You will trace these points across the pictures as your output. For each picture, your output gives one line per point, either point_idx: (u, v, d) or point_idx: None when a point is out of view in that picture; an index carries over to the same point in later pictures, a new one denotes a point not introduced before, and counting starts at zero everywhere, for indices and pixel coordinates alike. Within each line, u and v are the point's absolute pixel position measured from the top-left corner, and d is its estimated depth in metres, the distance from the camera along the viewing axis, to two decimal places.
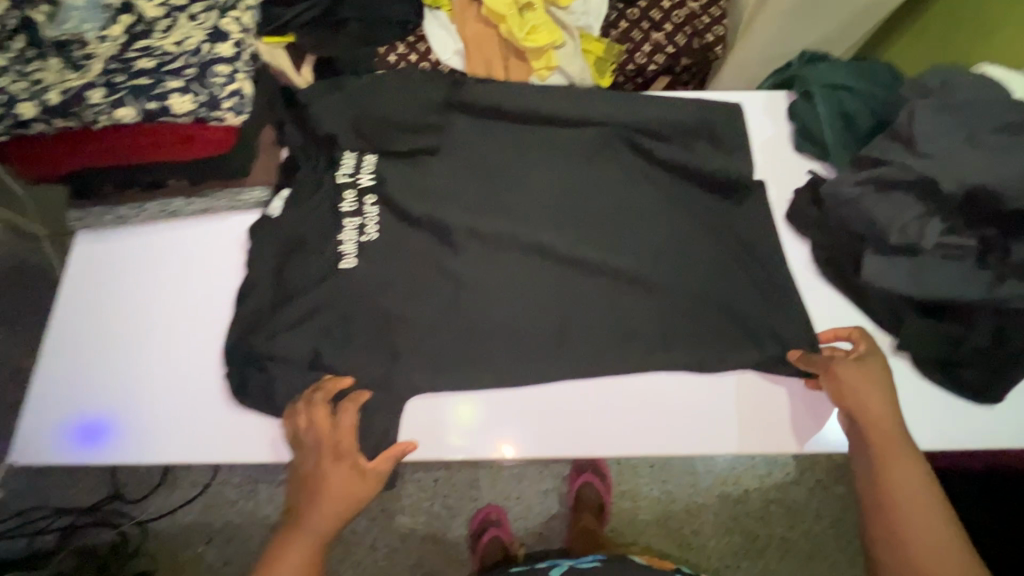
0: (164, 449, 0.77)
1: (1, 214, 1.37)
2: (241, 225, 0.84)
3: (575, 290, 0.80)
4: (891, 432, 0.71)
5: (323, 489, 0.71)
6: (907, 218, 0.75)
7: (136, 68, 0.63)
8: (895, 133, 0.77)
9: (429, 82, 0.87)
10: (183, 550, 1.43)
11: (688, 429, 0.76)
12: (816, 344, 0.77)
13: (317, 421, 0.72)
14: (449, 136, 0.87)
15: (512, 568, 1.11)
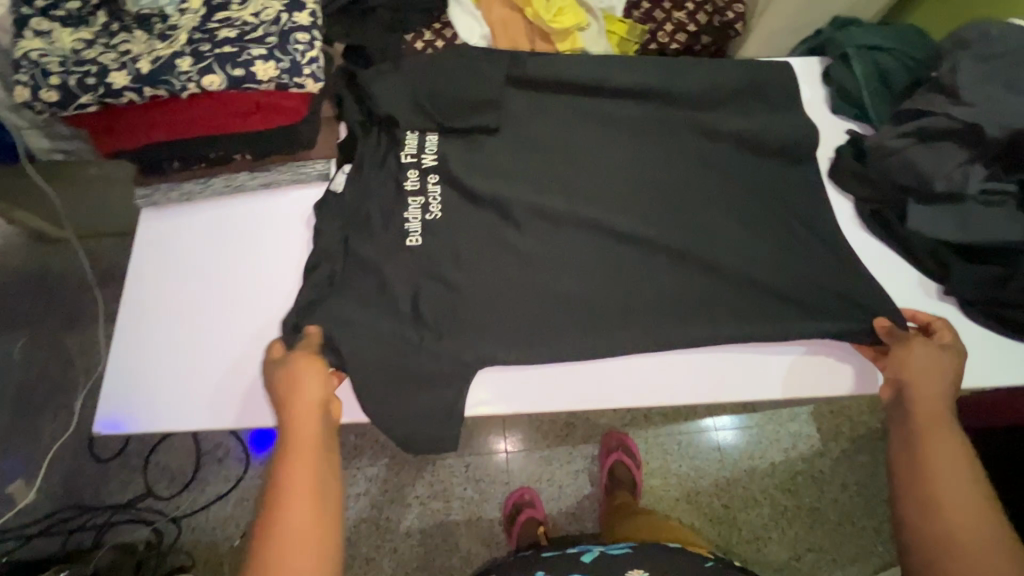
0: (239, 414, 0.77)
1: (34, 208, 1.37)
2: (302, 197, 0.86)
3: (631, 247, 0.83)
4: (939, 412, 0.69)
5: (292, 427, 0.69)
6: (952, 165, 0.78)
7: (220, 38, 0.66)
8: (934, 85, 0.81)
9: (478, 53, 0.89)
10: (220, 544, 1.38)
11: (753, 377, 0.79)
12: (868, 290, 0.80)
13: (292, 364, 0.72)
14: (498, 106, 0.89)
15: (542, 553, 0.93)
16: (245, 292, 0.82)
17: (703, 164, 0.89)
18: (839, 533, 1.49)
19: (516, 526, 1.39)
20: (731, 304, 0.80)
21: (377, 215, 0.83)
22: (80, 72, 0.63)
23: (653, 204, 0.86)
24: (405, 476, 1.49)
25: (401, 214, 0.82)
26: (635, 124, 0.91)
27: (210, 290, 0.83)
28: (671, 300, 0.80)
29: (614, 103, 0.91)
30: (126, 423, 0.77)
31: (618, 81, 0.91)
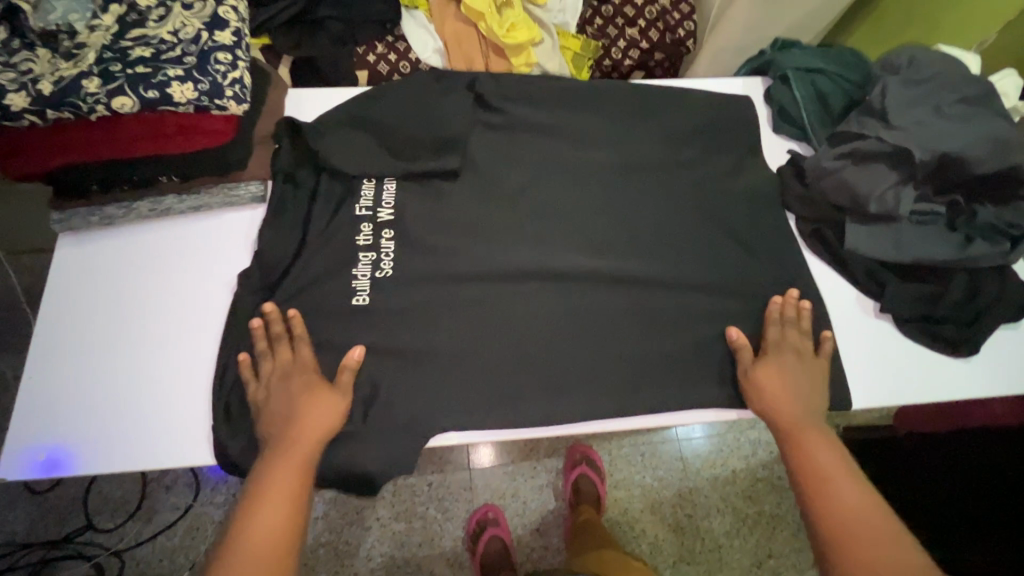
0: (161, 453, 0.71)
1: None
2: (238, 222, 0.82)
3: (577, 269, 0.82)
4: (800, 425, 0.72)
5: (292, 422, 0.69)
6: (885, 185, 0.79)
7: (133, 57, 0.62)
8: (868, 108, 0.82)
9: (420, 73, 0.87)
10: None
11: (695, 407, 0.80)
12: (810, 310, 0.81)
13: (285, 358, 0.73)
14: (440, 125, 0.87)
15: None
16: (171, 321, 0.77)
17: (651, 182, 0.88)
18: (798, 538, 1.52)
19: (480, 545, 1.37)
20: (676, 325, 0.80)
21: (316, 237, 0.80)
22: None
23: (601, 224, 0.85)
24: (366, 498, 1.45)
25: (349, 276, 0.77)
26: (582, 142, 0.90)
27: (136, 320, 0.77)
28: (615, 322, 0.80)
29: (560, 122, 0.91)
30: (37, 467, 0.70)
31: (563, 102, 0.92)
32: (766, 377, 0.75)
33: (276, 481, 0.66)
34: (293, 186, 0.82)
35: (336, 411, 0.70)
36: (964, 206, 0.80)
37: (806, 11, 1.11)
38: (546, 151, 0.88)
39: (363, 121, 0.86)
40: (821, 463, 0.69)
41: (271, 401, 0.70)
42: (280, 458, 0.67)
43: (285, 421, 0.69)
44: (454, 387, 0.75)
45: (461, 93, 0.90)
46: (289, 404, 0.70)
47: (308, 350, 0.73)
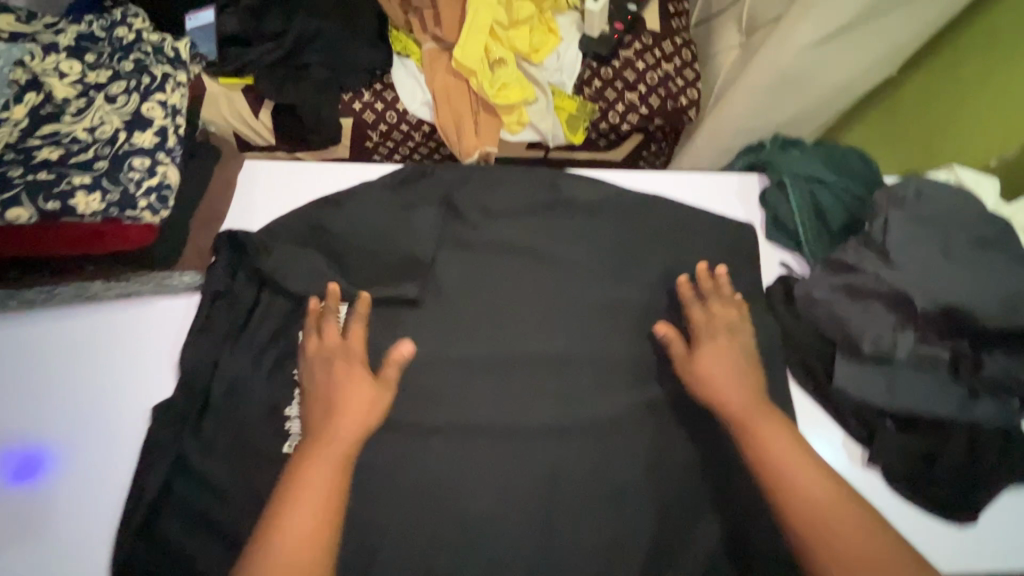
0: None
1: None
2: (168, 311, 0.76)
3: (532, 390, 0.76)
4: (750, 411, 0.68)
5: (338, 403, 0.67)
6: (883, 326, 0.72)
7: (38, 160, 0.56)
8: (867, 239, 0.74)
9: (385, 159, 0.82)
10: None
11: None
12: None
13: (329, 338, 0.71)
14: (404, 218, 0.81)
15: None
16: (81, 421, 0.71)
17: (626, 291, 0.81)
18: None
19: None
20: (636, 462, 0.73)
21: (255, 340, 0.75)
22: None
23: (564, 338, 0.78)
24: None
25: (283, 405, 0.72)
26: (552, 242, 0.83)
27: (41, 418, 0.71)
28: (568, 455, 0.73)
29: (530, 220, 0.85)
30: None
31: (536, 196, 0.86)
32: (710, 371, 0.71)
33: (311, 472, 0.62)
34: (239, 278, 0.77)
35: (377, 401, 0.67)
36: (971, 355, 0.71)
37: (819, 99, 1.01)
38: (515, 252, 0.83)
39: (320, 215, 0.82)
40: (774, 448, 0.65)
41: (321, 387, 0.69)
42: (313, 450, 0.63)
43: (326, 406, 0.67)
44: (384, 521, 0.69)
45: (429, 190, 0.86)
46: (332, 391, 0.67)
47: (360, 330, 0.72)
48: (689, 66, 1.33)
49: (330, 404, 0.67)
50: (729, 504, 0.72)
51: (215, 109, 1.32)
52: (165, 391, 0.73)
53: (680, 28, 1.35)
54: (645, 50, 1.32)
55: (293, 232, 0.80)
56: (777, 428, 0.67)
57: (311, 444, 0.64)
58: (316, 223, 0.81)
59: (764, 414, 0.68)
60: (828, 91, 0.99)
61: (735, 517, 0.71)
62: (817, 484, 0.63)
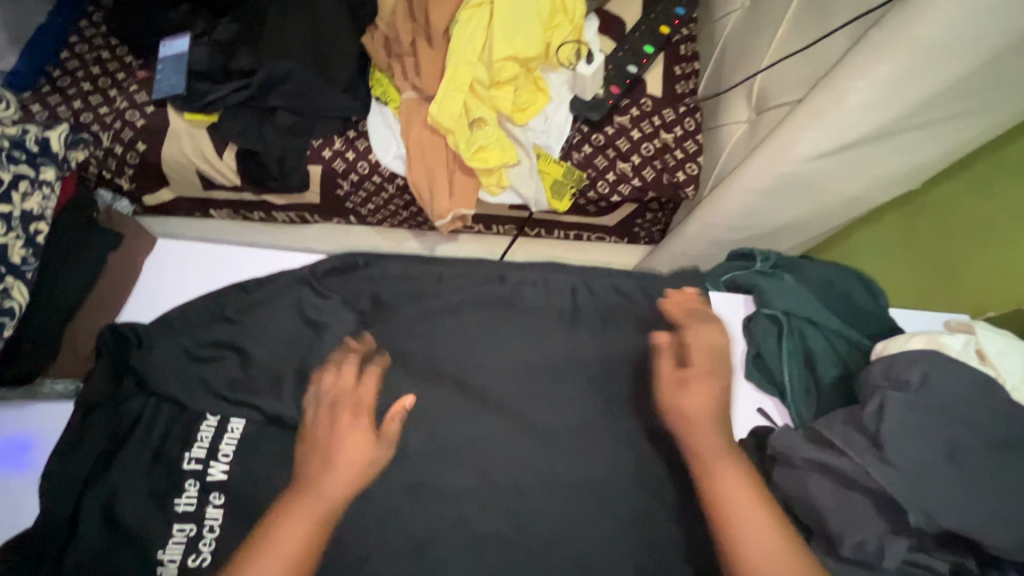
0: None
1: None
2: (34, 426, 0.66)
3: (436, 561, 0.62)
4: (705, 435, 0.61)
5: (329, 458, 0.56)
6: (870, 529, 0.58)
7: None
8: (856, 419, 0.61)
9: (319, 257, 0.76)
10: None
11: None
12: None
13: (330, 381, 0.63)
14: (333, 327, 0.73)
15: None
16: None
17: (571, 429, 0.71)
18: None
19: None
20: None
21: (135, 460, 0.65)
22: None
23: (487, 491, 0.67)
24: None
25: (152, 548, 0.61)
26: (486, 370, 0.74)
27: None
28: None
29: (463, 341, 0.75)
30: None
31: (474, 311, 0.77)
32: (685, 397, 0.63)
33: (293, 525, 0.53)
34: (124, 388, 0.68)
35: (374, 463, 0.58)
36: (977, 570, 0.57)
37: (826, 205, 0.87)
38: (453, 374, 0.73)
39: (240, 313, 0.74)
40: (725, 488, 0.56)
41: (314, 437, 0.59)
42: (292, 501, 0.55)
43: (320, 458, 0.57)
44: None
45: (360, 294, 0.77)
46: (330, 438, 0.58)
47: (376, 385, 0.63)
48: (690, 137, 1.20)
49: (319, 461, 0.57)
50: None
51: (175, 146, 1.22)
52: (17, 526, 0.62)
53: (685, 94, 1.24)
54: (642, 116, 1.20)
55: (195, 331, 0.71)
56: (735, 465, 0.58)
57: (302, 494, 0.54)
58: (229, 322, 0.72)
59: (720, 444, 0.60)
60: (837, 199, 0.86)
61: None
62: (763, 537, 0.53)
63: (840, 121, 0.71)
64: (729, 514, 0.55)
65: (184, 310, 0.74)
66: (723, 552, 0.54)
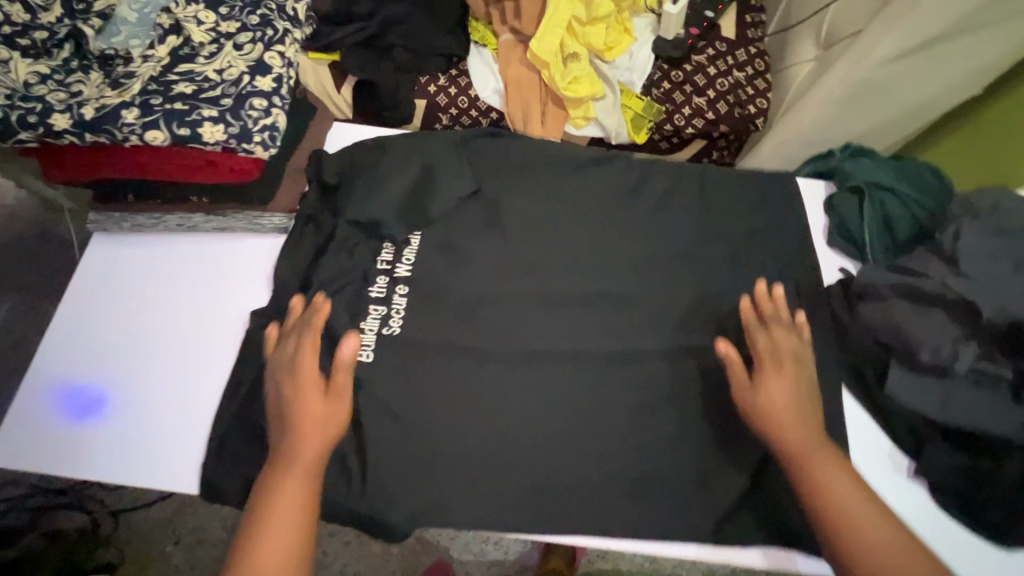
0: (117, 460, 0.74)
1: None
2: (258, 249, 0.85)
3: (576, 363, 0.81)
4: (804, 444, 0.68)
5: (297, 425, 0.69)
6: (944, 336, 0.71)
7: (174, 92, 0.63)
8: (937, 250, 0.75)
9: (470, 143, 0.95)
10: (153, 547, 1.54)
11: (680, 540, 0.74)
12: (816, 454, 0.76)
13: (278, 357, 0.74)
14: (488, 185, 0.92)
15: None
16: (174, 329, 0.81)
17: (672, 272, 0.87)
18: None
19: None
20: (671, 443, 0.77)
21: (339, 266, 0.85)
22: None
23: (604, 309, 0.85)
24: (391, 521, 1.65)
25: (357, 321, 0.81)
26: (610, 230, 0.90)
27: (149, 328, 0.81)
28: (606, 428, 0.78)
29: (590, 208, 0.91)
30: (22, 440, 0.75)
31: (596, 181, 0.93)
32: (770, 399, 0.70)
33: (280, 479, 0.67)
34: (322, 223, 0.87)
35: (333, 416, 0.70)
36: None
37: (900, 111, 0.99)
38: (576, 225, 0.90)
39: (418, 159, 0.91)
40: (832, 485, 0.66)
41: (273, 415, 0.71)
42: (275, 466, 0.68)
43: (285, 424, 0.70)
44: (427, 467, 0.75)
45: (503, 169, 0.94)
46: (288, 405, 0.70)
47: (315, 352, 0.73)
48: (760, 76, 1.34)
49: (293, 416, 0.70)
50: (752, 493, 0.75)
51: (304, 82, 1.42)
52: (256, 305, 0.83)
53: (755, 39, 1.38)
54: (717, 57, 1.35)
55: (361, 180, 0.87)
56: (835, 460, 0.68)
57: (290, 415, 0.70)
58: (397, 168, 0.89)
59: (823, 446, 0.69)
60: (908, 105, 0.98)
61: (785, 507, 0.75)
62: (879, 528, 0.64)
63: (919, 21, 0.85)
64: (838, 508, 0.65)
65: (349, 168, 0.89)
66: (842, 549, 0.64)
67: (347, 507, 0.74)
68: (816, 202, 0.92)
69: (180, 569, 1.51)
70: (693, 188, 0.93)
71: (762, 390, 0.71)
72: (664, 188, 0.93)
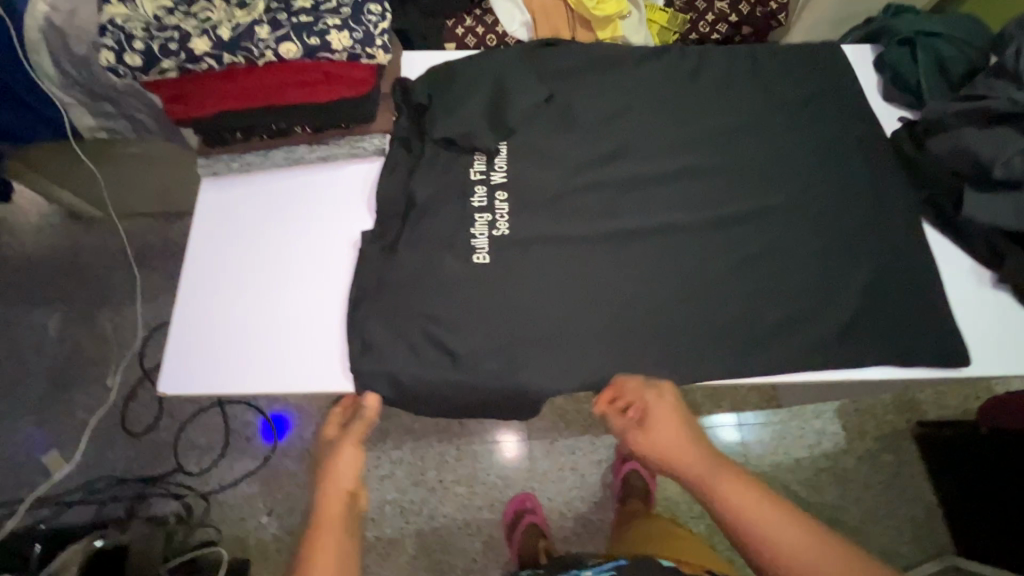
0: (275, 376, 0.79)
1: (88, 191, 1.52)
2: (359, 173, 0.89)
3: (675, 236, 0.88)
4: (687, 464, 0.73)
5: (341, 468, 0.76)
6: (1012, 150, 0.78)
7: (296, 7, 0.67)
8: (1000, 71, 0.82)
9: (534, 54, 0.99)
10: (247, 522, 1.46)
11: (795, 373, 0.81)
12: (905, 281, 0.83)
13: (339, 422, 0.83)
14: (561, 89, 0.96)
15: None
16: (295, 255, 0.85)
17: (745, 144, 0.93)
18: (861, 532, 1.50)
19: (519, 530, 1.58)
20: (776, 291, 0.84)
21: (432, 177, 0.87)
22: (126, 33, 0.65)
23: (691, 185, 0.91)
24: (467, 459, 1.72)
25: (466, 226, 0.84)
26: (683, 116, 0.95)
27: (271, 259, 0.85)
28: (714, 288, 0.84)
29: (661, 99, 0.96)
30: (182, 372, 0.80)
31: (661, 73, 0.98)
32: (661, 445, 0.75)
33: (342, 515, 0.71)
34: (412, 144, 0.89)
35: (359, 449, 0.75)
36: None
37: None
38: (650, 115, 0.95)
39: (491, 75, 0.94)
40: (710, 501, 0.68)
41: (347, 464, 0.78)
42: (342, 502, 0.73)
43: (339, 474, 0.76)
44: (561, 343, 0.81)
45: (569, 73, 0.98)
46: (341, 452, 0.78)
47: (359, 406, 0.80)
48: None
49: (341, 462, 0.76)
50: (859, 321, 0.82)
51: None
52: (364, 228, 0.86)
53: None
54: None
55: (443, 96, 0.91)
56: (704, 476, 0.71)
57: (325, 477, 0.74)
58: (475, 83, 0.93)
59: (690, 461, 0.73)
60: None
61: (889, 331, 0.81)
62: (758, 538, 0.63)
63: None
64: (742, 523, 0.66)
65: (428, 88, 0.92)
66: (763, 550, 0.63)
67: (496, 389, 0.79)
68: (868, 62, 0.98)
69: (275, 538, 1.46)
70: (751, 67, 0.98)
71: (653, 439, 0.76)
72: (723, 72, 0.98)
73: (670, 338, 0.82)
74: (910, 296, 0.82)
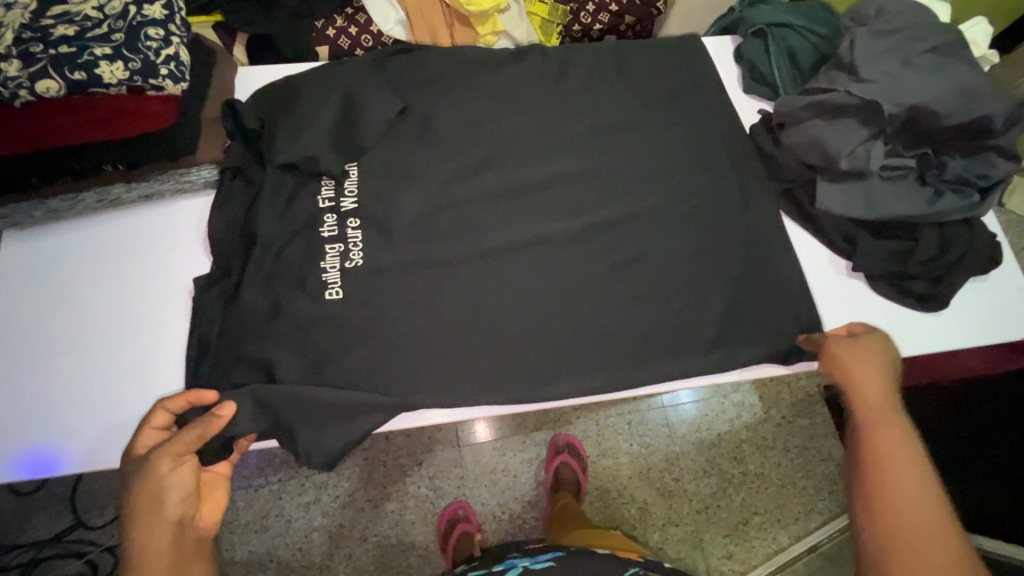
0: (106, 451, 0.70)
1: None
2: (191, 209, 0.81)
3: (548, 248, 0.84)
4: (891, 422, 0.66)
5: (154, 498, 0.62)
6: (856, 141, 0.79)
7: (55, 36, 0.57)
8: (838, 62, 0.83)
9: (389, 62, 0.93)
10: None
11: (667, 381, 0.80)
12: (770, 277, 0.83)
13: (152, 425, 0.66)
14: (422, 101, 0.90)
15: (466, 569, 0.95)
16: (123, 309, 0.76)
17: (615, 145, 0.90)
18: (783, 494, 1.57)
19: (451, 541, 1.43)
20: (651, 295, 0.81)
21: (278, 210, 0.80)
22: None
23: (564, 191, 0.87)
24: (394, 472, 1.54)
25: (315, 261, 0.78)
26: (556, 116, 0.91)
27: (94, 316, 0.76)
28: (593, 299, 0.81)
29: (529, 102, 0.91)
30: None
31: (532, 73, 0.93)
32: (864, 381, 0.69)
33: (151, 537, 0.61)
34: (250, 174, 0.81)
35: (170, 483, 0.63)
36: (936, 159, 0.79)
37: None
38: (525, 118, 0.90)
39: (344, 89, 0.87)
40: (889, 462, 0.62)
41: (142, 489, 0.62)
42: (147, 522, 0.61)
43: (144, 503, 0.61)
44: (429, 373, 0.76)
45: (426, 81, 0.91)
46: (148, 475, 0.62)
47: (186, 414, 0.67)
48: None
49: (146, 495, 0.61)
50: (732, 323, 0.81)
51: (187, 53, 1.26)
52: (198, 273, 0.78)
53: None
54: None
55: (284, 117, 0.83)
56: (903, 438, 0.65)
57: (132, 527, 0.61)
58: (320, 98, 0.86)
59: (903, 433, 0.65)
60: None
61: (758, 331, 0.80)
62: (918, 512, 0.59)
63: None
64: (883, 485, 0.61)
65: (266, 109, 0.84)
66: (882, 505, 0.60)
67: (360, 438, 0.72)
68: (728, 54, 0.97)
69: None
70: (619, 61, 0.95)
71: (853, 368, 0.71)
72: (593, 70, 0.95)
73: (553, 356, 0.78)
74: (778, 292, 0.82)
